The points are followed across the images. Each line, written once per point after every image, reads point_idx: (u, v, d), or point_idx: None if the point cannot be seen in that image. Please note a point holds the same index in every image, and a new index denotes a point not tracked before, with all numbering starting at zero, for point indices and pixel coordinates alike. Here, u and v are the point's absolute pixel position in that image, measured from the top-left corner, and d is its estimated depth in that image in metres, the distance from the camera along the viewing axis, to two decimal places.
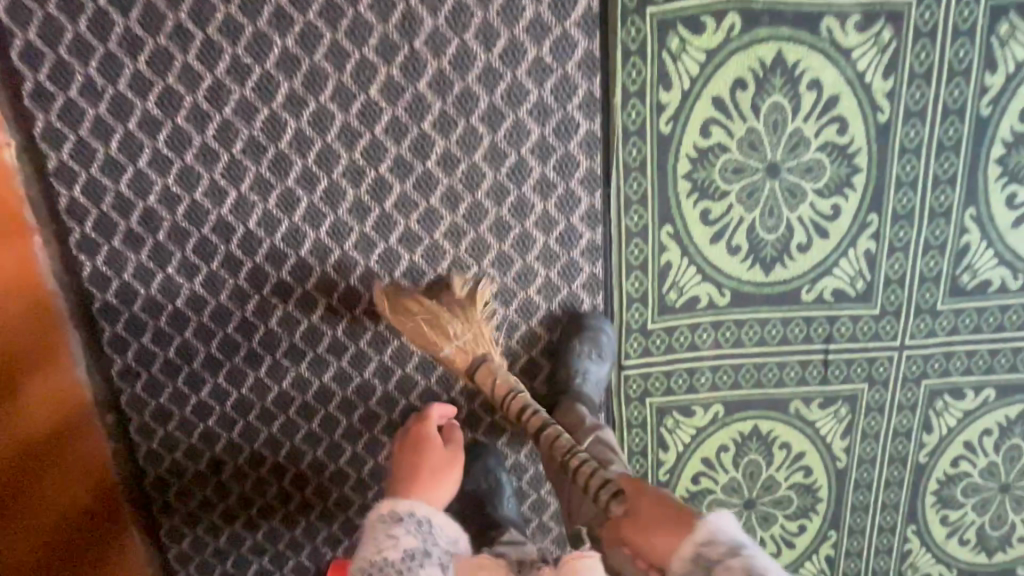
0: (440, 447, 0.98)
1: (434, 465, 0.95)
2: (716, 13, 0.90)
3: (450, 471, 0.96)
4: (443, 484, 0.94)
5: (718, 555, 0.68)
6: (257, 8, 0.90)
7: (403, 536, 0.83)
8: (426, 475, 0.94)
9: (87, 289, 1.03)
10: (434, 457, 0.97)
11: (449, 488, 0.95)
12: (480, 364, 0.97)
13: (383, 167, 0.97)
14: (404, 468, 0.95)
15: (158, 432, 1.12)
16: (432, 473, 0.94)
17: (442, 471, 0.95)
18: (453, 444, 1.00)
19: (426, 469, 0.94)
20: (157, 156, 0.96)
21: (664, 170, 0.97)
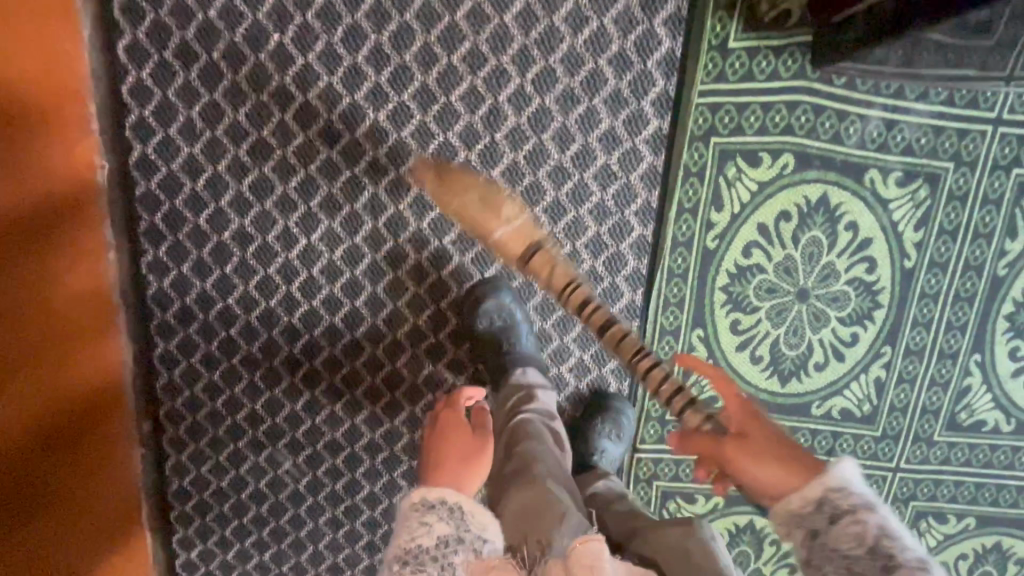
0: (468, 434, 0.86)
1: (464, 455, 0.83)
2: (774, 151, 0.98)
3: (481, 461, 0.83)
4: (473, 469, 0.82)
5: (848, 505, 0.65)
6: (357, 83, 0.97)
7: (435, 522, 0.74)
8: (453, 462, 0.82)
9: (148, 307, 1.09)
10: (462, 446, 0.84)
11: (481, 477, 0.83)
12: (537, 251, 0.96)
13: (446, 239, 1.05)
14: (432, 454, 0.85)
15: (189, 445, 1.18)
16: (459, 462, 0.82)
17: (475, 461, 0.82)
18: (483, 430, 0.86)
19: (452, 458, 0.82)
20: (239, 198, 1.03)
21: (704, 279, 1.05)
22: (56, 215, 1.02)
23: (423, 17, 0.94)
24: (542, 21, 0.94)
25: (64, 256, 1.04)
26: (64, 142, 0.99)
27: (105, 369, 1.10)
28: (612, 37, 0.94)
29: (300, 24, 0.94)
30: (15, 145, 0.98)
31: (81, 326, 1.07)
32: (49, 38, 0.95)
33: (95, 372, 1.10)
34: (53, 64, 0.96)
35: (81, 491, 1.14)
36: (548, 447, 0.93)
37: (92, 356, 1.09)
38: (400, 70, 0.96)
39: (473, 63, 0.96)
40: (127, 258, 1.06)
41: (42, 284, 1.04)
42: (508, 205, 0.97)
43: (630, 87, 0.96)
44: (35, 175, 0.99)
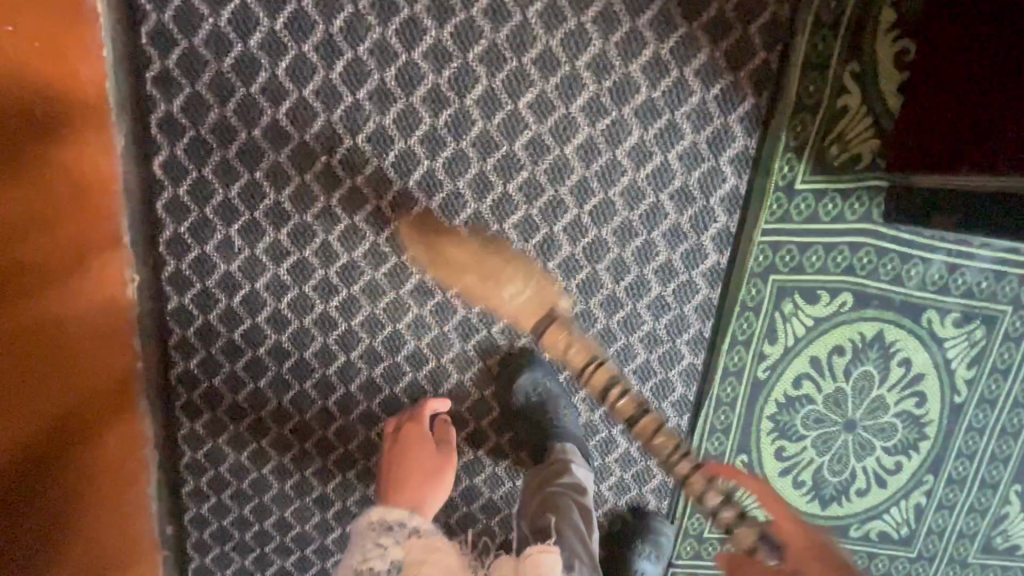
0: (431, 451, 0.93)
1: (425, 469, 0.90)
2: (833, 289, 0.96)
3: (441, 476, 0.91)
4: (433, 485, 0.90)
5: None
6: (407, 207, 0.93)
7: (390, 546, 0.75)
8: (416, 477, 0.89)
9: (177, 417, 1.05)
10: (420, 464, 0.91)
11: (439, 493, 0.90)
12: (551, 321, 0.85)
13: (491, 360, 1.02)
14: (394, 467, 0.91)
15: (213, 549, 1.14)
16: (421, 479, 0.89)
17: (434, 475, 0.90)
18: (445, 450, 0.95)
19: (414, 475, 0.89)
20: (277, 315, 0.99)
21: (752, 408, 1.04)
22: (83, 325, 0.95)
23: (480, 144, 0.89)
24: (605, 154, 0.90)
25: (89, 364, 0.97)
26: (98, 253, 0.93)
27: (135, 475, 1.06)
28: (675, 172, 0.91)
29: (349, 147, 0.90)
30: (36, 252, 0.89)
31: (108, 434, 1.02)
32: (77, 146, 0.88)
33: (123, 478, 1.05)
34: (82, 173, 0.89)
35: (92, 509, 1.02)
36: (573, 521, 0.87)
37: (119, 463, 1.04)
38: (453, 197, 0.92)
39: (529, 193, 0.92)
40: (155, 366, 1.02)
41: (60, 396, 0.95)
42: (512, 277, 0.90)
43: (690, 222, 0.93)
44: (62, 285, 0.92)
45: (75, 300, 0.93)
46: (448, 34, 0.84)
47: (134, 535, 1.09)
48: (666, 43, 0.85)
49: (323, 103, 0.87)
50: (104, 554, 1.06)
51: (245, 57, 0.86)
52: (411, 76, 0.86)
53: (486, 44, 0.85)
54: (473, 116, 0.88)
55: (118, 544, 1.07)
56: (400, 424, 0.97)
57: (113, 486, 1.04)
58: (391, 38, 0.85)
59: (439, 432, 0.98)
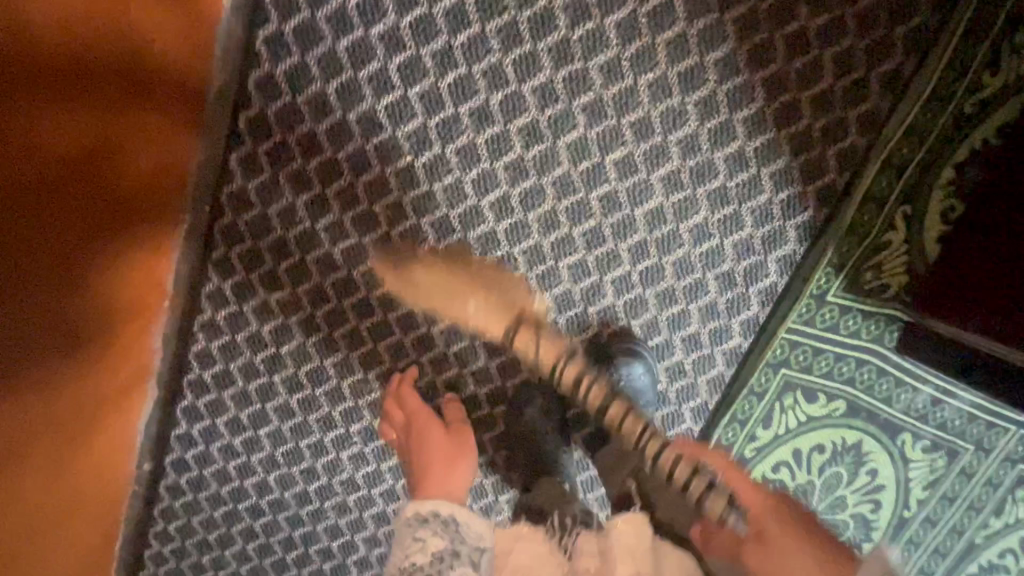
0: (444, 436, 0.91)
1: (448, 453, 0.87)
2: (831, 394, 1.05)
3: (460, 460, 0.87)
4: (461, 464, 0.87)
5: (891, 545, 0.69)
6: (474, 223, 0.96)
7: (429, 539, 0.75)
8: (440, 464, 0.86)
9: (187, 362, 1.05)
10: (439, 449, 0.89)
11: (466, 474, 0.85)
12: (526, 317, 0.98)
13: (509, 381, 1.06)
14: (419, 453, 0.90)
15: (186, 495, 1.15)
16: (442, 467, 0.85)
17: (457, 457, 0.87)
18: (457, 428, 0.94)
19: (435, 466, 0.85)
20: (318, 290, 1.00)
21: None
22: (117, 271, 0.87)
23: (559, 185, 0.94)
24: (669, 224, 0.96)
25: (92, 367, 0.89)
26: (142, 241, 0.90)
27: (116, 455, 1.03)
28: (726, 257, 0.98)
29: (436, 154, 0.92)
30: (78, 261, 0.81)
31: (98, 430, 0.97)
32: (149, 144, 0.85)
33: (100, 470, 1.00)
34: (149, 170, 0.86)
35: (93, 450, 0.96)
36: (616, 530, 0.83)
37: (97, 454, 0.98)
38: (519, 225, 0.96)
39: (591, 241, 0.97)
40: (181, 309, 1.01)
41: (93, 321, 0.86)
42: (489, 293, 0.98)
43: (725, 304, 1.00)
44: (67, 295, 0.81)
45: (86, 303, 0.84)
46: (562, 76, 0.88)
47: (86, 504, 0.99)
48: (752, 141, 0.91)
49: (425, 106, 0.90)
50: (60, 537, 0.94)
51: (362, 44, 0.87)
52: (515, 105, 0.89)
53: (592, 96, 0.89)
54: (561, 158, 0.92)
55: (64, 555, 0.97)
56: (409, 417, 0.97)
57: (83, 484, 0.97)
58: (506, 66, 0.88)
59: (449, 415, 0.98)
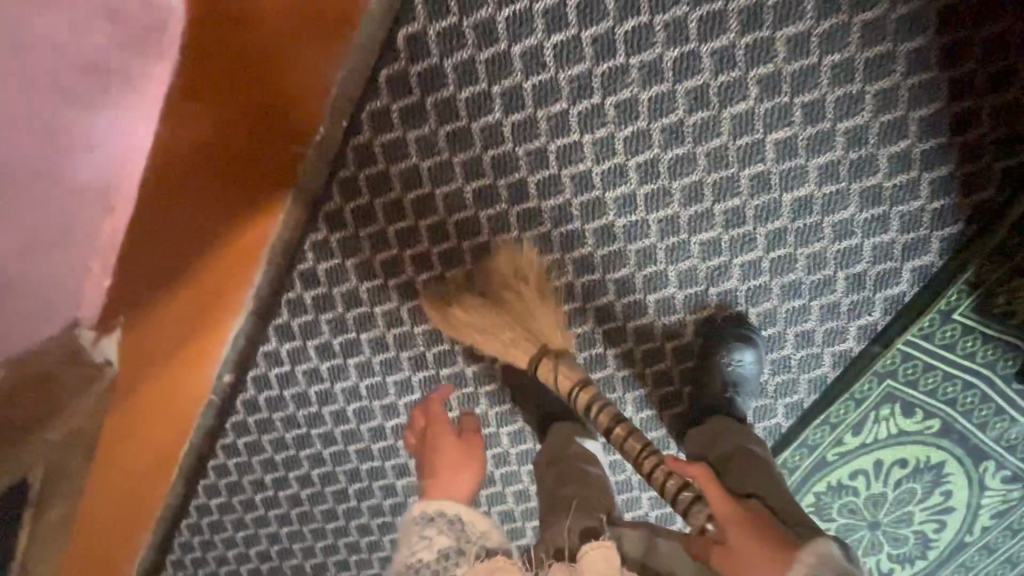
0: (455, 443, 0.84)
1: (450, 459, 0.82)
2: (930, 411, 1.04)
3: (465, 468, 0.81)
4: (464, 472, 0.80)
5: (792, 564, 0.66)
6: (615, 183, 0.93)
7: (436, 537, 0.75)
8: (444, 473, 0.80)
9: (291, 280, 1.03)
10: (448, 452, 0.83)
11: (469, 482, 0.80)
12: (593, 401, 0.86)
13: (612, 350, 1.05)
14: (426, 460, 0.84)
15: (262, 412, 1.15)
16: (447, 470, 0.81)
17: (459, 466, 0.81)
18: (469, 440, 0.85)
19: (441, 471, 0.81)
20: (440, 226, 0.97)
21: (805, 479, 1.13)
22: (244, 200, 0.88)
23: (713, 157, 0.90)
24: (814, 215, 0.93)
25: (197, 323, 0.92)
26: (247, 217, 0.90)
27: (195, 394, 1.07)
28: (861, 258, 0.95)
29: (594, 104, 0.88)
30: (191, 229, 0.82)
31: (170, 390, 0.96)
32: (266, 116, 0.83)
33: (172, 417, 1.02)
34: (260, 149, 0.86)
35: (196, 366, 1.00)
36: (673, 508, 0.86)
37: (173, 408, 1.01)
38: (661, 192, 0.93)
39: (730, 220, 0.94)
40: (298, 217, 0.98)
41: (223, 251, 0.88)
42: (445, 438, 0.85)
43: (848, 306, 0.99)
44: (164, 247, 0.79)
45: (209, 265, 0.87)
46: (745, 43, 0.84)
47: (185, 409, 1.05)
48: (922, 143, 0.88)
49: (595, 51, 0.85)
50: (156, 445, 1.01)
51: None
52: (689, 66, 0.85)
53: (771, 69, 0.85)
54: (722, 129, 0.89)
55: (116, 491, 0.98)
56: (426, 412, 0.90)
57: (154, 435, 0.99)
58: (691, 21, 0.83)
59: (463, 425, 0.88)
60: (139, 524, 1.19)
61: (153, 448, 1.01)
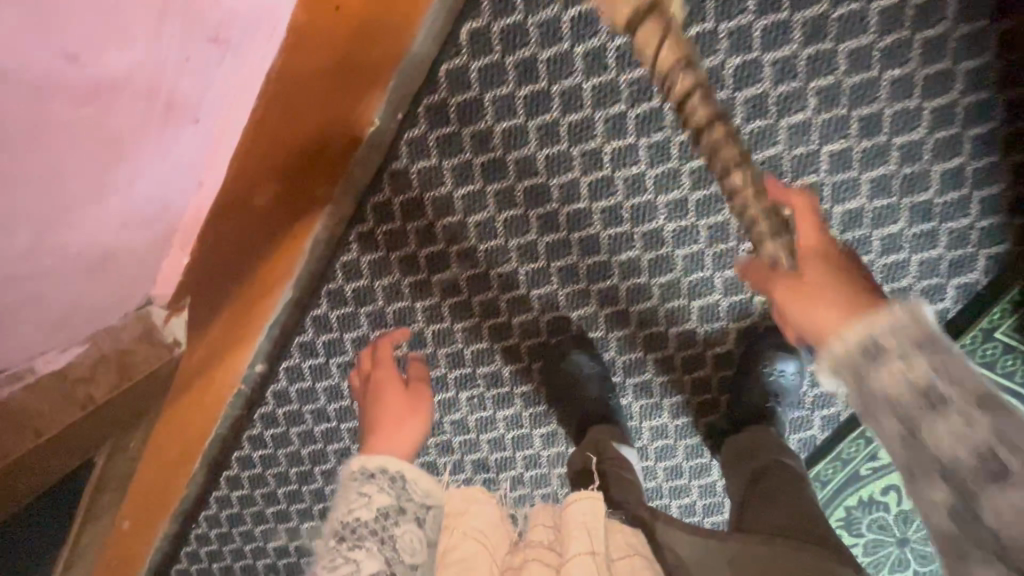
0: (400, 390, 0.84)
1: (396, 409, 0.80)
2: None
3: (413, 413, 0.80)
4: (410, 420, 0.79)
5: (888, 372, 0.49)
6: (668, 187, 0.93)
7: (374, 495, 0.66)
8: (390, 418, 0.79)
9: (334, 272, 1.02)
10: (393, 395, 0.83)
11: (417, 429, 0.78)
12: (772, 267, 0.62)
13: (652, 355, 1.05)
14: (370, 411, 0.82)
15: (292, 404, 1.13)
16: (394, 422, 0.78)
17: (405, 414, 0.80)
18: (415, 386, 0.85)
19: (386, 425, 0.78)
20: (488, 223, 0.97)
21: (836, 492, 1.13)
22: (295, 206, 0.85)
23: (767, 166, 0.91)
24: (863, 228, 0.93)
25: (235, 326, 0.91)
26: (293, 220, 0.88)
27: (223, 389, 1.05)
28: (908, 273, 0.96)
29: (653, 107, 0.89)
30: (253, 251, 0.79)
31: (208, 380, 0.93)
32: (344, 124, 0.83)
33: (202, 410, 1.00)
34: (316, 159, 0.82)
35: (226, 365, 0.99)
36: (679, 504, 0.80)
37: (199, 412, 0.99)
38: (713, 198, 0.93)
39: None
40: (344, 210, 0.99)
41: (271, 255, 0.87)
42: (390, 388, 0.84)
43: None
44: (246, 250, 0.77)
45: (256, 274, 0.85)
46: (807, 53, 0.84)
47: (211, 405, 1.03)
48: (976, 161, 0.89)
49: None
50: (181, 445, 1.00)
51: None
52: (751, 73, 0.86)
53: (832, 81, 0.86)
54: (778, 138, 0.89)
55: (143, 497, 0.98)
56: (368, 368, 0.89)
57: (180, 439, 0.98)
58: (756, 29, 0.84)
59: (410, 372, 0.89)
60: (153, 523, 1.14)
61: (183, 439, 0.98)
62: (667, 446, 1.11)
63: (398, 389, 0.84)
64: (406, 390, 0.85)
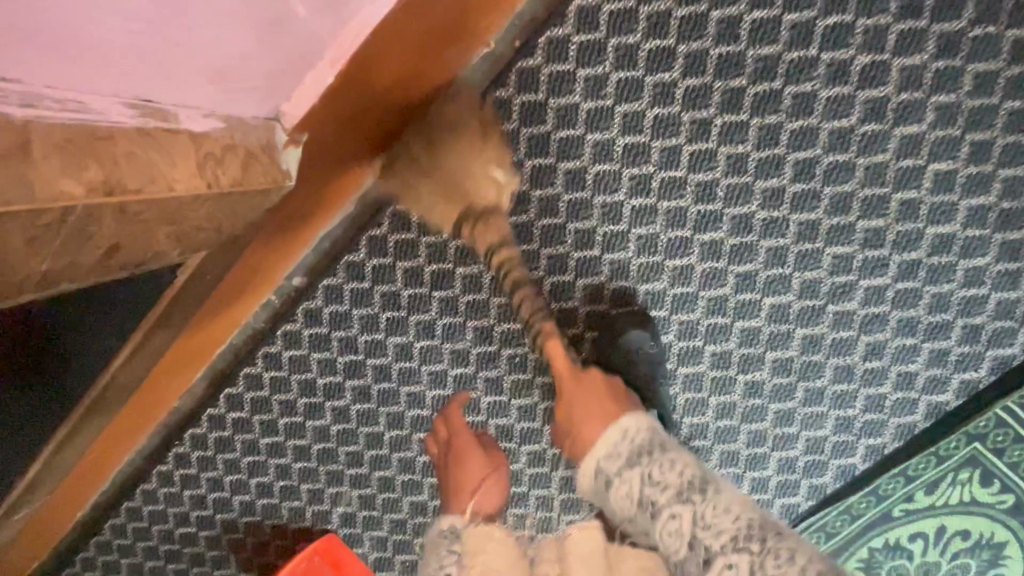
0: (482, 455, 0.90)
1: (480, 473, 0.86)
2: (1008, 484, 1.02)
3: (492, 482, 0.86)
4: (495, 484, 0.86)
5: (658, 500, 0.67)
6: (769, 174, 0.91)
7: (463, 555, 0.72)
8: (471, 483, 0.85)
9: (405, 192, 0.97)
10: (478, 463, 0.88)
11: (494, 497, 0.84)
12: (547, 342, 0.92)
13: (712, 347, 1.00)
14: (453, 471, 0.88)
15: (321, 327, 1.06)
16: (477, 487, 0.84)
17: (486, 479, 0.85)
18: (495, 458, 0.91)
19: (470, 484, 0.85)
20: (578, 174, 0.94)
21: (863, 532, 1.08)
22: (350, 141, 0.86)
23: (872, 171, 0.90)
24: (951, 255, 0.92)
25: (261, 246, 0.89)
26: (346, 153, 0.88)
27: (234, 311, 1.02)
28: (984, 310, 0.95)
29: (773, 89, 0.88)
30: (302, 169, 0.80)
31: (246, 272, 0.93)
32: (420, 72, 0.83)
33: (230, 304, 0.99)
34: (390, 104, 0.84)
35: (236, 287, 0.95)
36: None
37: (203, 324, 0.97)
38: (811, 194, 0.92)
39: (869, 240, 0.93)
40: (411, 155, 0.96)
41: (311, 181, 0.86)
42: (475, 462, 0.88)
43: (957, 356, 0.97)
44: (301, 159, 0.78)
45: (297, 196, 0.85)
46: (936, 66, 0.85)
47: (215, 324, 1.00)
48: None
49: (791, 37, 0.86)
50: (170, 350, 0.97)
51: None
52: (875, 75, 0.86)
53: (952, 99, 0.86)
54: (889, 146, 0.89)
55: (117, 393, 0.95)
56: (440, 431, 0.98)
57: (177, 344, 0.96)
58: (890, 33, 0.85)
59: (480, 438, 0.96)
60: (144, 411, 1.09)
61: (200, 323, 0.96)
62: (703, 448, 1.05)
63: (482, 459, 0.89)
64: (485, 457, 0.90)
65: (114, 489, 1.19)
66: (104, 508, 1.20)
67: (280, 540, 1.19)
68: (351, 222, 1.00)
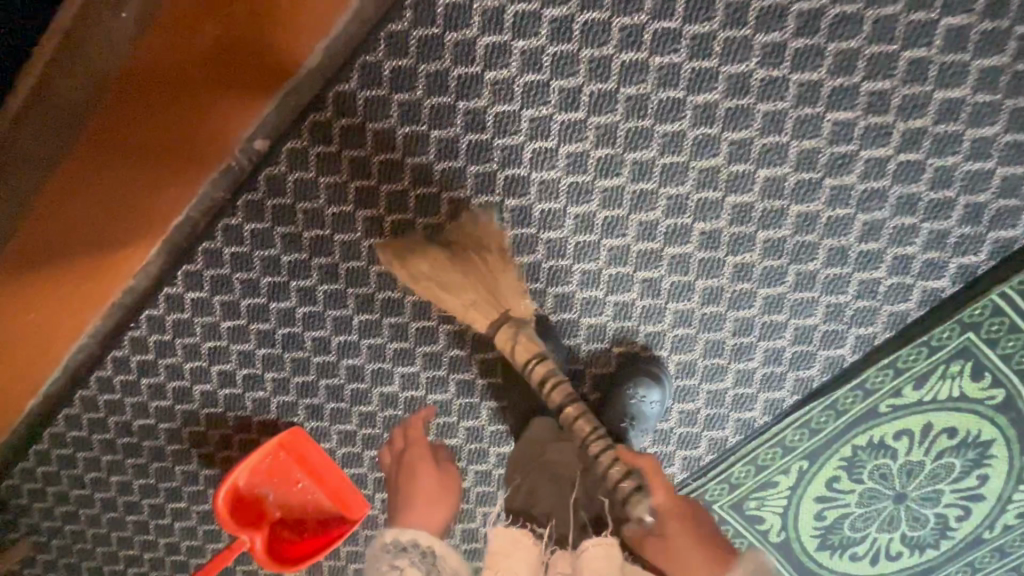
0: (434, 468, 0.85)
1: (429, 492, 0.81)
2: (998, 378, 0.99)
3: (445, 491, 0.82)
4: (442, 505, 0.80)
5: None
6: (770, 26, 0.85)
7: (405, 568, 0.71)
8: (421, 494, 0.81)
9: (376, 40, 0.91)
10: (427, 477, 0.83)
11: (449, 511, 0.80)
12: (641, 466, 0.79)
13: (702, 225, 0.94)
14: (402, 487, 0.83)
15: (284, 197, 0.99)
16: (425, 500, 0.80)
17: (437, 497, 0.81)
18: (448, 467, 0.87)
19: (420, 497, 0.80)
20: (566, 24, 0.88)
21: (850, 429, 1.02)
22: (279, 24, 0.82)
23: (880, 25, 0.84)
24: (958, 123, 0.87)
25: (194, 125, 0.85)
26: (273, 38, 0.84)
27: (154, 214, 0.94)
28: (989, 186, 0.89)
29: None
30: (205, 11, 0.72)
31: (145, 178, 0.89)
32: (284, 42, 0.86)
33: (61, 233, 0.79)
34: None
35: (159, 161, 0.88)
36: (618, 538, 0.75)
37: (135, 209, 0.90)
38: (813, 51, 0.86)
39: (872, 105, 0.87)
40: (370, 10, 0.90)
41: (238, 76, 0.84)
42: (423, 489, 0.81)
43: (956, 239, 0.92)
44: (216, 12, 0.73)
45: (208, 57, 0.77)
46: None
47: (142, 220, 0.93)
48: None
49: None
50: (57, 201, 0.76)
51: None
52: None
53: None
54: None
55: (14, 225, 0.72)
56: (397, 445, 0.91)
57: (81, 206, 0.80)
58: None
59: (440, 456, 0.89)
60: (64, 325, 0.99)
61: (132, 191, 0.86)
62: (687, 337, 1.00)
63: (430, 479, 0.83)
64: (432, 467, 0.85)
65: (66, 379, 1.13)
66: (57, 398, 1.14)
67: (243, 433, 1.14)
68: (318, 74, 0.94)
